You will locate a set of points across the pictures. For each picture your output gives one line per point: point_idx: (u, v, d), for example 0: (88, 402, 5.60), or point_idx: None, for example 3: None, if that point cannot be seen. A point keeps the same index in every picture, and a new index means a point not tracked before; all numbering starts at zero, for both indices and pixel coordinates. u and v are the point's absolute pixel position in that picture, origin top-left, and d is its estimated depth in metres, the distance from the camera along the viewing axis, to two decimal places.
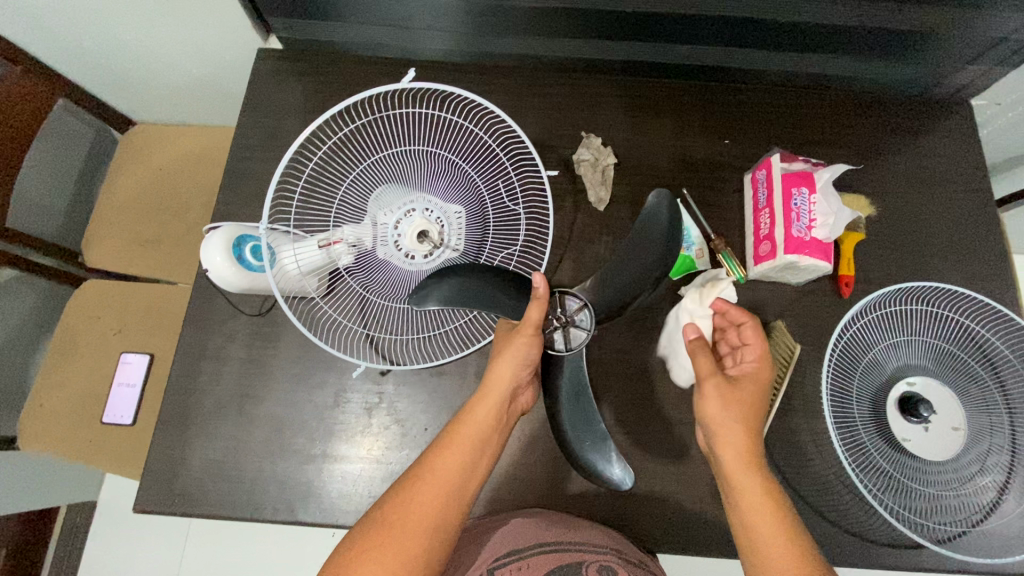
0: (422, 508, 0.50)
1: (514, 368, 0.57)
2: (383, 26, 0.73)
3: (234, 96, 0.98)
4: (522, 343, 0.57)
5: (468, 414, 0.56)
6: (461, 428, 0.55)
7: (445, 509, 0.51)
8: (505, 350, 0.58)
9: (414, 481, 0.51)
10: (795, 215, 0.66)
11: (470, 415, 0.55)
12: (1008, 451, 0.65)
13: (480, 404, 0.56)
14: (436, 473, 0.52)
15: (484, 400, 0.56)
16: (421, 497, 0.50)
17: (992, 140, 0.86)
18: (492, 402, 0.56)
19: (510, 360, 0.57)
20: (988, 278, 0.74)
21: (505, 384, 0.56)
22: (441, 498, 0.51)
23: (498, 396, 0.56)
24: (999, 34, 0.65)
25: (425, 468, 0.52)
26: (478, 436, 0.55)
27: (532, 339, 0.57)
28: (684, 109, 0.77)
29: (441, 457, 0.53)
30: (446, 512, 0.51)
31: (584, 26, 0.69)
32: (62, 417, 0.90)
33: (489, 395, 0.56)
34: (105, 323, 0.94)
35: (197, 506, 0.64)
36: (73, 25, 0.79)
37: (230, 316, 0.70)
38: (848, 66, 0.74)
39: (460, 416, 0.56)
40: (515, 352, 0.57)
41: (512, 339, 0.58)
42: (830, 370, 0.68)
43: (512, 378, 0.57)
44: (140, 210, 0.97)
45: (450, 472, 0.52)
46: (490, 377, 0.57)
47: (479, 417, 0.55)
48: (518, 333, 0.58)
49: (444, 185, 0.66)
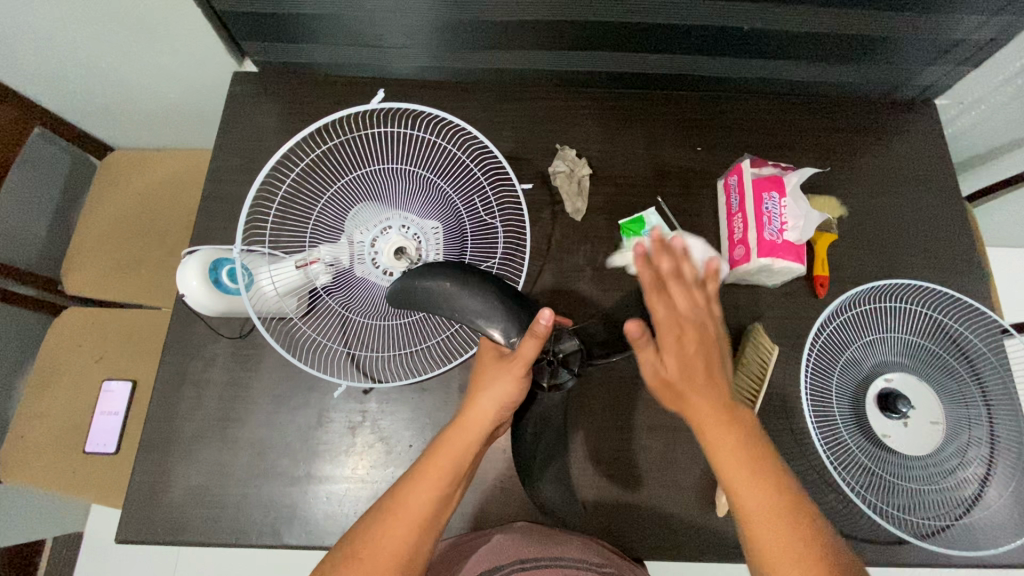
0: (394, 541, 0.48)
1: (499, 407, 0.52)
2: (355, 46, 0.74)
3: (212, 118, 0.99)
4: (509, 382, 0.52)
5: (445, 442, 0.52)
6: (438, 459, 0.51)
7: (418, 541, 0.49)
8: (491, 386, 0.52)
9: (386, 513, 0.49)
10: (767, 219, 0.67)
11: (446, 446, 0.52)
12: (986, 443, 0.66)
13: (459, 435, 0.52)
14: (410, 505, 0.49)
15: (464, 432, 0.52)
16: (392, 530, 0.48)
17: (958, 138, 0.88)
18: (470, 437, 0.52)
19: (494, 395, 0.52)
20: (960, 273, 0.75)
21: (488, 419, 0.52)
22: (414, 532, 0.49)
23: (481, 431, 0.52)
24: (956, 34, 0.67)
25: (399, 500, 0.49)
26: (455, 468, 0.51)
27: (521, 379, 0.51)
28: (655, 118, 0.78)
29: (416, 489, 0.50)
30: (419, 544, 0.49)
31: (553, 38, 0.70)
32: (42, 449, 0.88)
33: (466, 428, 0.52)
34: (87, 351, 0.93)
35: (181, 533, 0.63)
36: (48, 54, 0.80)
37: (210, 340, 0.70)
38: (812, 70, 0.76)
39: (437, 444, 0.52)
40: (500, 388, 0.52)
41: (505, 372, 0.51)
42: (810, 370, 0.68)
43: (493, 415, 0.52)
44: (120, 236, 0.97)
45: (423, 505, 0.49)
46: (469, 408, 0.53)
47: (459, 451, 0.51)
48: (510, 366, 0.51)
49: (420, 202, 0.67)
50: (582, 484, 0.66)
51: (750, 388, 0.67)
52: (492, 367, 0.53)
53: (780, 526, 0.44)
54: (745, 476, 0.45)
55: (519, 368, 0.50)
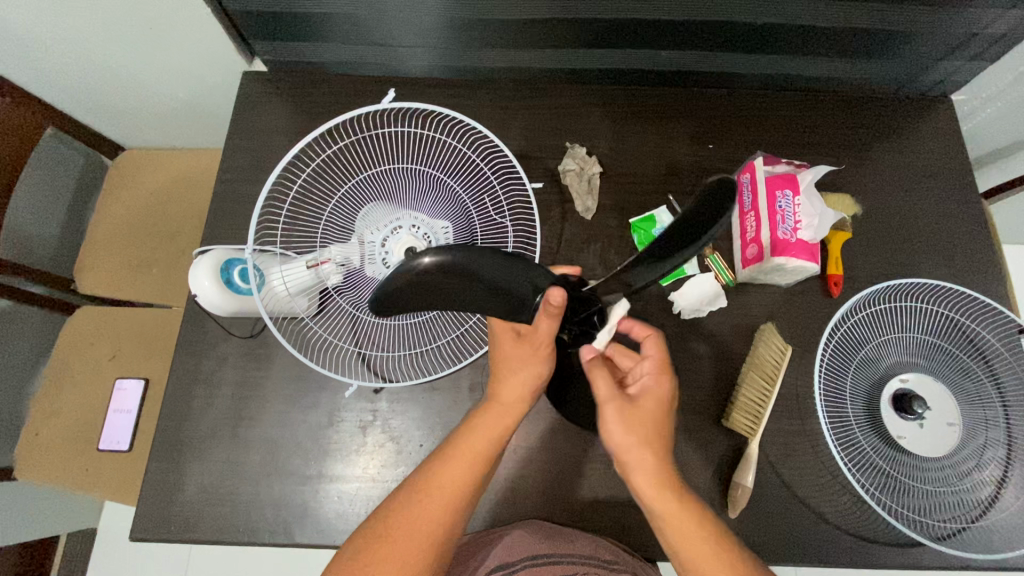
0: (426, 521, 0.50)
1: (530, 381, 0.55)
2: (365, 45, 0.73)
3: (221, 118, 0.99)
4: (538, 359, 0.54)
5: (476, 425, 0.54)
6: (467, 441, 0.53)
7: (450, 520, 0.51)
8: (520, 364, 0.55)
9: (420, 492, 0.51)
10: (780, 218, 0.66)
11: (478, 427, 0.54)
12: (1004, 444, 0.64)
13: (489, 419, 0.54)
14: (444, 484, 0.51)
15: (496, 413, 0.54)
16: (427, 510, 0.50)
17: (975, 135, 0.87)
18: (501, 417, 0.54)
19: (521, 381, 0.55)
20: (976, 272, 0.74)
21: (520, 398, 0.55)
22: (447, 510, 0.50)
23: (510, 414, 0.54)
24: (973, 30, 0.66)
25: (434, 480, 0.51)
26: (487, 448, 0.53)
27: (546, 356, 0.54)
28: (666, 116, 0.78)
29: (449, 470, 0.52)
30: (451, 523, 0.51)
31: (563, 36, 0.70)
32: (57, 446, 0.90)
33: (498, 408, 0.54)
34: (100, 350, 0.93)
35: (194, 531, 0.64)
36: (60, 56, 0.80)
37: (222, 340, 0.70)
38: (826, 67, 0.75)
39: (468, 426, 0.54)
40: (529, 367, 0.54)
41: (531, 354, 0.54)
42: (823, 370, 0.68)
43: (522, 394, 0.54)
44: (131, 235, 0.98)
45: (456, 486, 0.51)
46: (501, 388, 0.55)
47: (489, 434, 0.53)
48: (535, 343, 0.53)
49: (430, 202, 0.67)
50: (595, 483, 0.66)
51: (763, 388, 0.67)
52: (513, 349, 0.55)
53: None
54: (688, 521, 0.50)
55: (545, 344, 0.53)
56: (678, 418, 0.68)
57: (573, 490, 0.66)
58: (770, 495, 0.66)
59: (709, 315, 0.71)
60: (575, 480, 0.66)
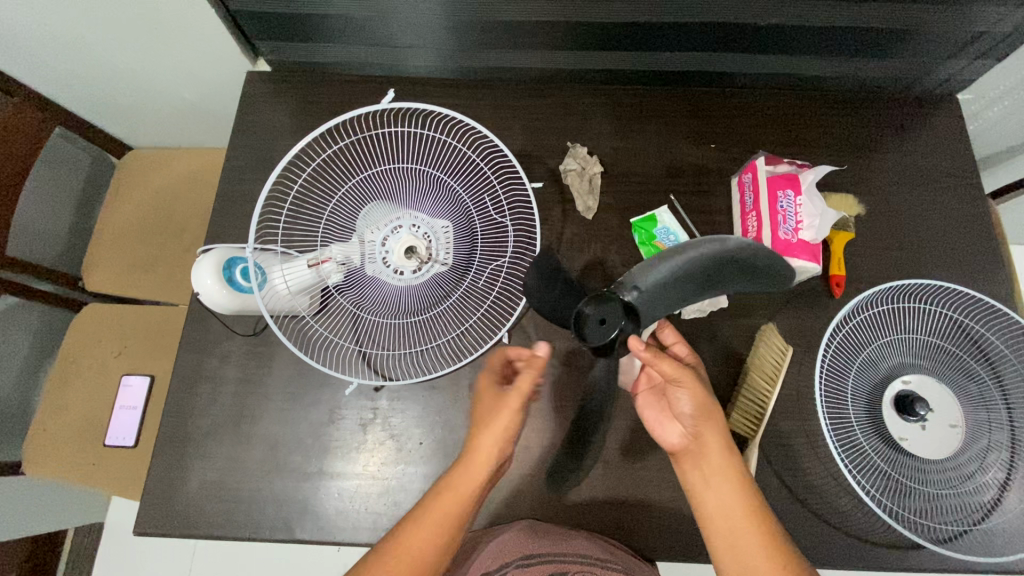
0: None
1: (500, 443, 0.56)
2: (367, 46, 0.74)
3: (226, 118, 1.00)
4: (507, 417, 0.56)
5: (450, 482, 0.55)
6: (439, 499, 0.53)
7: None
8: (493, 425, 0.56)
9: (390, 552, 0.51)
10: (781, 217, 0.66)
11: (450, 488, 0.54)
12: (1007, 447, 0.64)
13: (463, 475, 0.55)
14: (413, 547, 0.51)
15: (466, 474, 0.55)
16: (398, 570, 0.50)
17: (982, 134, 0.86)
18: (472, 477, 0.55)
19: (494, 435, 0.56)
20: (982, 273, 0.73)
21: (490, 458, 0.56)
22: (420, 569, 0.51)
23: (483, 467, 0.55)
24: (978, 28, 0.65)
25: (403, 542, 0.51)
26: (458, 510, 0.53)
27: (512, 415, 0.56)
28: (667, 116, 0.77)
29: (420, 529, 0.52)
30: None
31: (565, 37, 0.70)
32: (65, 442, 0.91)
33: (471, 467, 0.55)
34: (106, 346, 0.95)
35: (196, 525, 0.65)
36: (66, 56, 0.81)
37: (225, 337, 0.71)
38: (829, 66, 0.74)
39: (442, 484, 0.54)
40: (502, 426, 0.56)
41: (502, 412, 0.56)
42: (824, 371, 0.67)
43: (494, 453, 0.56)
44: (137, 234, 0.99)
45: (428, 545, 0.52)
46: (474, 447, 0.56)
47: (461, 493, 0.54)
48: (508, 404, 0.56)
49: (431, 201, 0.67)
50: (594, 482, 0.66)
51: (763, 389, 0.66)
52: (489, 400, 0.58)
53: (748, 524, 0.52)
54: (719, 476, 0.54)
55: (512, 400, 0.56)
56: None
57: (570, 489, 0.66)
58: (769, 495, 0.66)
59: (711, 315, 0.71)
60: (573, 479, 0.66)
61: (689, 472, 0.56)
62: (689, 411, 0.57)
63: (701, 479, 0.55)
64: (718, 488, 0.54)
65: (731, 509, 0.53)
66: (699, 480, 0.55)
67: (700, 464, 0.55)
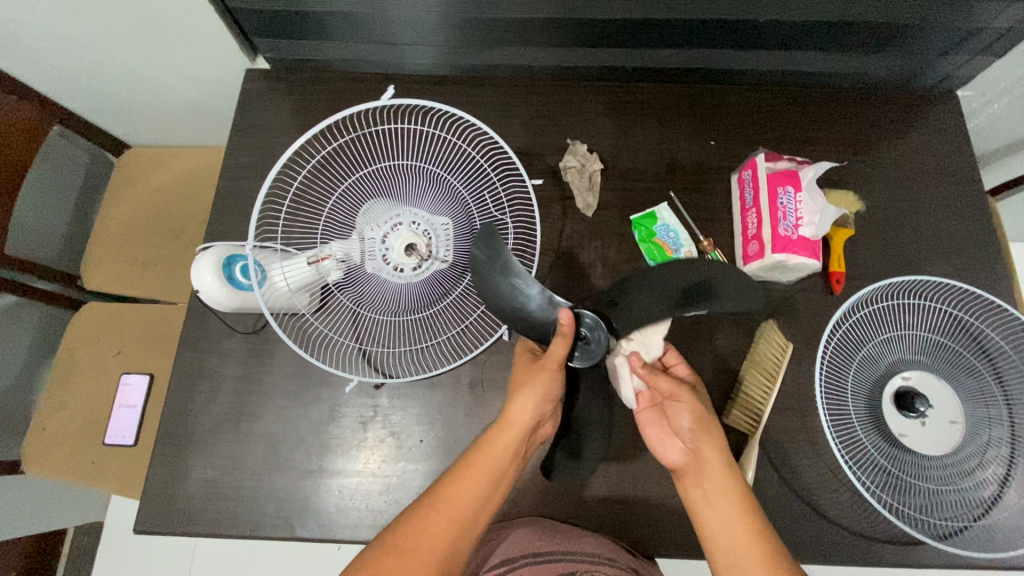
0: (434, 538, 0.49)
1: (537, 402, 0.56)
2: (366, 43, 0.74)
3: (225, 115, 1.00)
4: (543, 377, 0.57)
5: (487, 443, 0.55)
6: (475, 460, 0.53)
7: (456, 538, 0.50)
8: (528, 385, 0.56)
9: (426, 507, 0.51)
10: (781, 214, 0.66)
11: (487, 445, 0.54)
12: (1007, 443, 0.64)
13: (500, 435, 0.55)
14: (451, 502, 0.51)
15: (504, 432, 0.55)
16: (433, 527, 0.50)
17: (981, 131, 0.86)
18: (510, 436, 0.55)
19: (532, 397, 0.56)
20: (981, 269, 0.73)
21: (527, 417, 0.55)
22: (454, 528, 0.50)
23: (522, 427, 0.55)
24: (978, 24, 0.65)
25: (440, 496, 0.51)
26: (497, 467, 0.54)
27: (556, 376, 0.57)
28: (667, 113, 0.77)
29: (457, 486, 0.52)
30: (456, 541, 0.50)
31: (563, 34, 0.70)
32: (65, 441, 0.91)
33: (510, 429, 0.55)
34: (105, 345, 0.95)
35: (196, 523, 0.65)
36: (65, 54, 0.81)
37: (225, 335, 0.71)
38: (828, 63, 0.74)
39: (479, 444, 0.54)
40: (541, 389, 0.56)
41: (535, 375, 0.57)
42: (824, 368, 0.68)
43: (532, 416, 0.55)
44: (136, 232, 0.98)
45: (464, 503, 0.51)
46: (511, 411, 0.56)
47: (496, 454, 0.54)
48: (540, 368, 0.57)
49: (431, 199, 0.67)
50: (594, 480, 0.66)
51: (763, 385, 0.67)
52: (525, 368, 0.60)
53: (748, 541, 0.51)
54: (720, 494, 0.54)
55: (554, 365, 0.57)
56: None
57: (571, 486, 0.66)
58: (769, 492, 0.66)
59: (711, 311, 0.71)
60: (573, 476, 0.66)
61: (691, 490, 0.56)
62: (688, 426, 0.57)
63: (701, 500, 0.55)
64: (719, 505, 0.54)
65: (733, 528, 0.52)
66: (700, 498, 0.55)
67: (699, 482, 0.55)
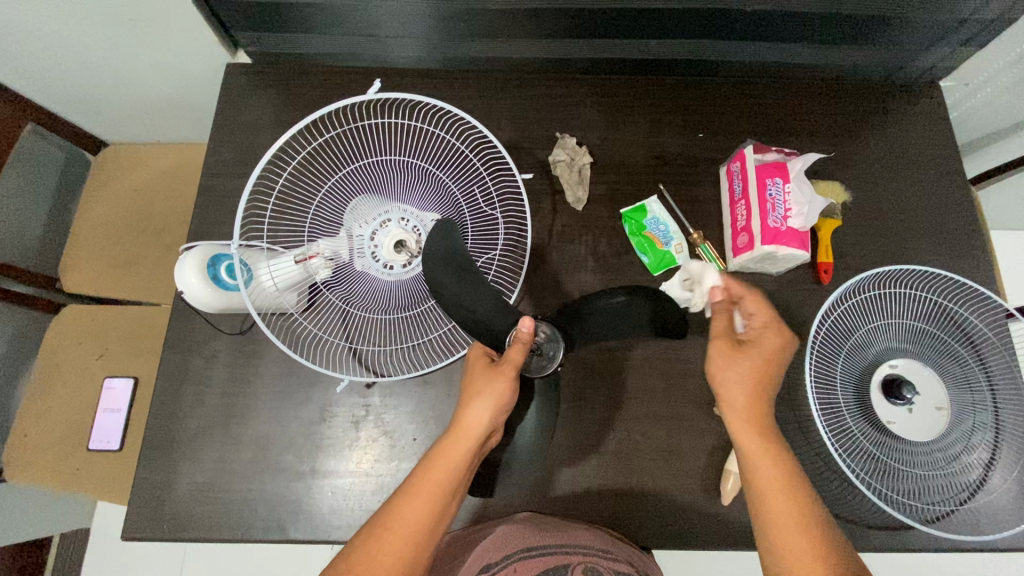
0: (389, 559, 0.47)
1: (491, 411, 0.53)
2: (351, 36, 0.72)
3: (206, 111, 0.97)
4: (500, 385, 0.53)
5: (438, 455, 0.52)
6: (428, 473, 0.50)
7: (413, 557, 0.48)
8: (482, 392, 0.53)
9: (381, 528, 0.48)
10: (770, 206, 0.66)
11: (439, 458, 0.51)
12: (991, 428, 0.65)
13: (453, 445, 0.52)
14: (404, 522, 0.49)
15: (455, 443, 0.52)
16: (387, 548, 0.47)
17: (964, 121, 0.86)
18: (462, 447, 0.52)
19: (485, 404, 0.53)
20: (966, 257, 0.75)
21: (480, 427, 0.52)
22: (409, 548, 0.48)
23: (475, 437, 0.52)
24: (961, 15, 0.66)
25: (393, 517, 0.49)
26: (453, 478, 0.51)
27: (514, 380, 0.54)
28: (656, 106, 0.77)
29: (410, 504, 0.49)
30: (414, 560, 0.48)
31: (551, 26, 0.69)
32: (46, 449, 0.88)
33: (464, 437, 0.52)
34: (86, 349, 0.92)
35: (185, 529, 0.64)
36: (37, 53, 0.78)
37: (211, 337, 0.69)
38: (813, 54, 0.74)
39: (431, 456, 0.52)
40: (495, 394, 0.53)
41: (493, 382, 0.53)
42: (814, 357, 0.68)
43: (488, 420, 0.53)
44: (116, 233, 0.96)
45: (420, 520, 0.49)
46: (463, 417, 0.53)
47: (450, 466, 0.51)
48: (498, 375, 0.53)
49: (420, 195, 0.66)
50: (588, 474, 0.66)
51: None
52: (478, 372, 0.56)
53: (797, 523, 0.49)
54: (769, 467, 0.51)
55: (508, 371, 0.53)
56: (667, 407, 0.68)
57: (564, 482, 0.66)
58: None
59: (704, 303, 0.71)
60: (566, 468, 0.67)
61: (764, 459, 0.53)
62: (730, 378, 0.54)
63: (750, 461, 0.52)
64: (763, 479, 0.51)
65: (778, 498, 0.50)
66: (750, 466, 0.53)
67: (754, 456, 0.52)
